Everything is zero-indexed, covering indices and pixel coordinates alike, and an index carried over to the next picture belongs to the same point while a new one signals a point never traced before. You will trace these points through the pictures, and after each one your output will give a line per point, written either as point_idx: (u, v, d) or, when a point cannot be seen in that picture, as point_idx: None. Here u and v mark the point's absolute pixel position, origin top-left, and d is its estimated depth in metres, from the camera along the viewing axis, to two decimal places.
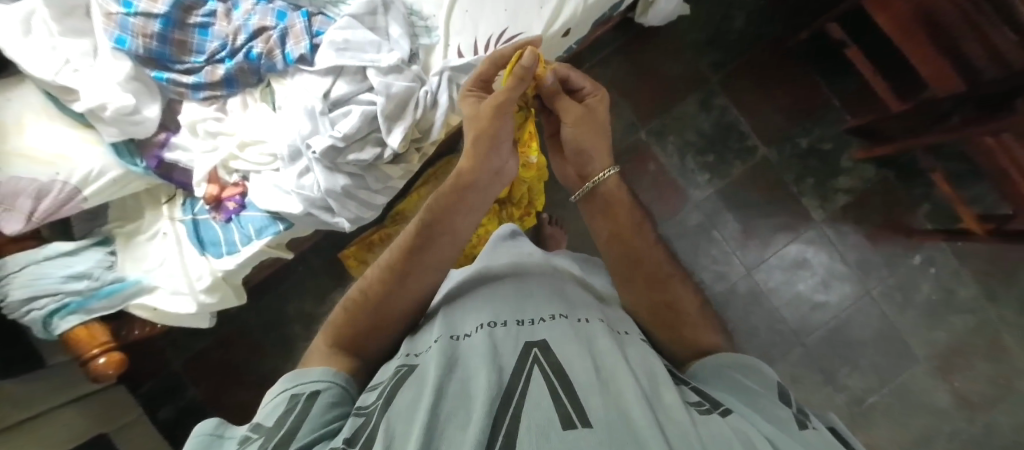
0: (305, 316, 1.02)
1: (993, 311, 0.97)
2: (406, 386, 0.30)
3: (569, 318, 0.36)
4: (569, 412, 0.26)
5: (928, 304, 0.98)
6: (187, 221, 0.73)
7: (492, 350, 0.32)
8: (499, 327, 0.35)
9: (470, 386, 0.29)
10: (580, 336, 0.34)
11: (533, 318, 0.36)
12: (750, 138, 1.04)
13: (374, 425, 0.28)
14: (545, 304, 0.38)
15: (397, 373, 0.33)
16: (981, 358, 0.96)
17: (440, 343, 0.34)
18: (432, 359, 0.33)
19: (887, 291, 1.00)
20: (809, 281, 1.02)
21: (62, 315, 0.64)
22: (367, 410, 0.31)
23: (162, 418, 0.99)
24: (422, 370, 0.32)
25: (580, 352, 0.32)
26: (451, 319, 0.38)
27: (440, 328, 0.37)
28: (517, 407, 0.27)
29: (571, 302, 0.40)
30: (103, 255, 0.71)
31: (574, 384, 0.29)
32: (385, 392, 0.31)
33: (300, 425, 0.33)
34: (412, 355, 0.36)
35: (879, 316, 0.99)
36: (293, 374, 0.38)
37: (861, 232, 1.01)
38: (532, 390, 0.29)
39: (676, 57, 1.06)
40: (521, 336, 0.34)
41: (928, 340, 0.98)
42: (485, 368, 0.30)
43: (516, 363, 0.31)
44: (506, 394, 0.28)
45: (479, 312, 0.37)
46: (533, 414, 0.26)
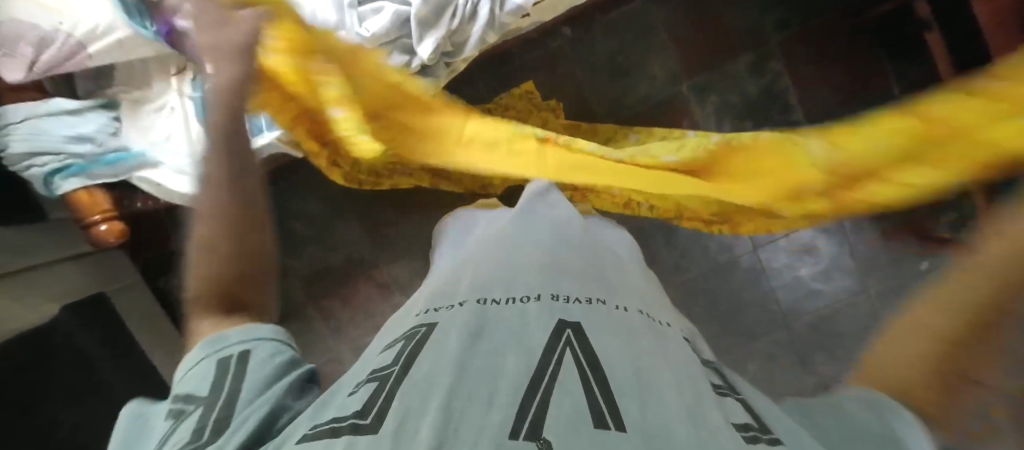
0: (309, 214, 1.02)
1: None
2: (430, 357, 0.33)
3: (606, 304, 0.40)
4: (603, 414, 0.27)
5: None
6: (195, 99, 0.69)
7: (521, 326, 0.36)
8: (534, 300, 0.39)
9: (497, 364, 0.32)
10: (613, 324, 0.37)
11: (567, 296, 0.40)
12: (795, 112, 0.98)
13: (388, 394, 0.31)
14: (582, 285, 0.42)
15: (418, 333, 0.37)
16: None
17: (469, 306, 0.38)
18: (461, 325, 0.36)
19: (885, 291, 1.00)
20: (809, 268, 1.02)
21: (64, 176, 0.63)
22: (381, 374, 0.34)
23: (160, 287, 1.03)
24: (446, 338, 0.35)
25: (615, 347, 0.34)
26: (484, 283, 0.42)
27: (470, 291, 0.41)
28: (545, 392, 0.28)
29: (608, 289, 0.43)
30: (107, 120, 0.68)
31: (607, 380, 0.30)
32: (405, 355, 0.35)
33: (237, 387, 0.35)
34: (435, 312, 0.41)
35: (869, 313, 1.01)
36: (209, 339, 0.38)
37: (877, 229, 1.00)
38: (563, 376, 0.30)
39: (739, 8, 0.96)
40: (556, 315, 0.37)
41: None
42: (513, 352, 0.32)
43: (548, 341, 0.33)
44: (535, 378, 0.30)
45: (513, 283, 0.41)
46: (561, 404, 0.27)
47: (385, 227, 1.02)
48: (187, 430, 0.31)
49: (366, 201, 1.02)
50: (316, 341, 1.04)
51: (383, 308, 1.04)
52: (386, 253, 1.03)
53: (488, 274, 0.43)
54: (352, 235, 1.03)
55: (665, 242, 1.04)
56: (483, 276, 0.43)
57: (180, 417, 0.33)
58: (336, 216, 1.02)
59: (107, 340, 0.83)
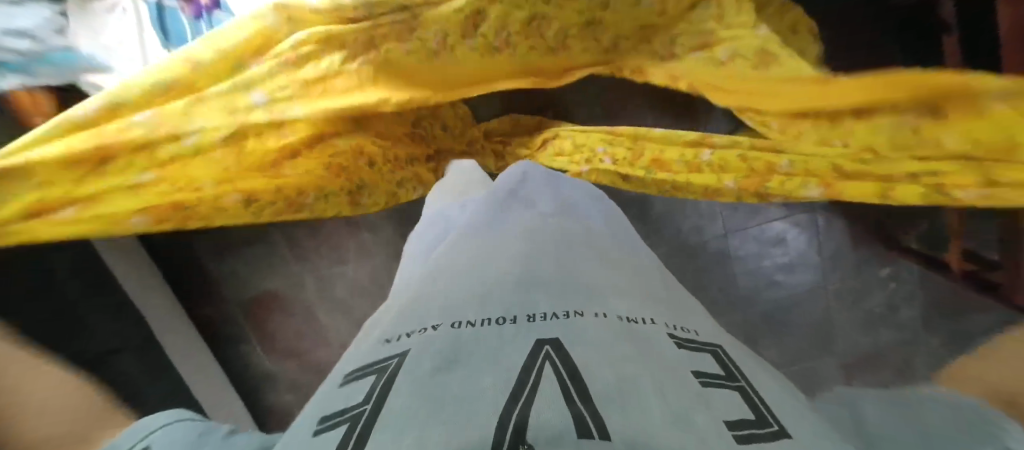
0: None
1: (923, 335, 1.02)
2: (388, 397, 0.25)
3: (585, 313, 0.32)
4: (587, 422, 0.20)
5: (870, 313, 1.04)
6: (150, 4, 0.70)
7: (492, 348, 0.28)
8: (507, 324, 0.31)
9: (467, 390, 0.24)
10: (598, 335, 0.29)
11: (541, 311, 0.32)
12: None
13: (339, 441, 0.23)
14: (560, 292, 0.35)
15: (388, 368, 0.28)
16: (888, 370, 1.04)
17: (437, 332, 0.30)
18: (429, 353, 0.28)
19: (841, 290, 1.04)
20: (775, 260, 1.04)
21: (3, 72, 0.63)
22: (336, 416, 0.25)
23: None
24: (408, 368, 0.27)
25: (601, 361, 0.26)
26: (450, 305, 0.34)
27: (436, 314, 0.33)
28: (517, 415, 0.21)
29: (587, 292, 0.36)
30: (51, 15, 0.67)
31: (588, 395, 0.23)
32: (376, 390, 0.26)
33: None
34: (397, 337, 0.32)
35: (822, 308, 1.05)
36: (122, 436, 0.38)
37: (848, 231, 1.01)
38: (542, 392, 0.23)
39: None
40: (531, 331, 0.29)
41: (855, 341, 1.06)
42: (488, 372, 0.25)
43: (524, 360, 0.26)
44: (510, 396, 0.23)
45: (480, 303, 0.33)
46: (538, 429, 0.20)
47: None
48: None
49: None
50: (282, 265, 1.07)
51: (351, 241, 1.05)
52: None
53: (456, 291, 0.36)
54: None
55: (638, 217, 1.03)
56: (449, 294, 0.35)
57: None
58: None
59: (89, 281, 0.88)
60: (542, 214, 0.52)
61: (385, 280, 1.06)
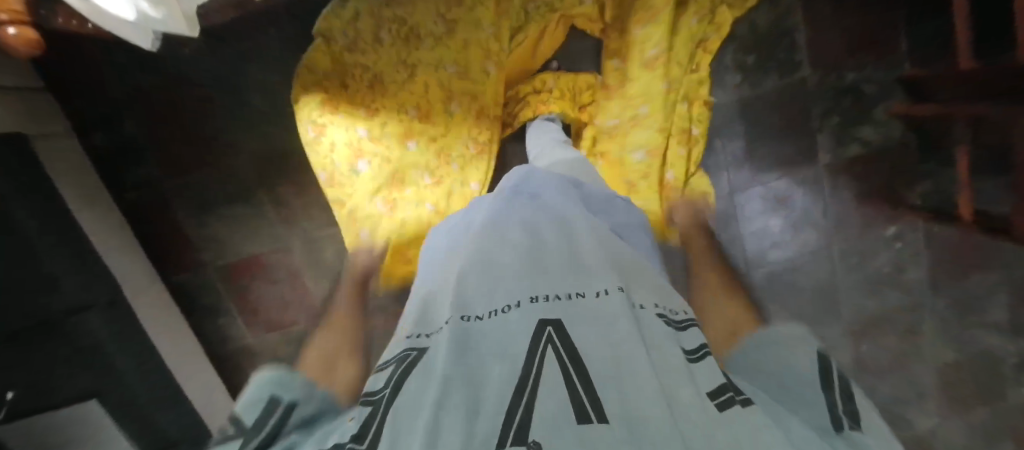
0: (267, 88, 0.92)
1: (929, 298, 1.03)
2: (423, 377, 0.32)
3: (584, 296, 0.36)
4: (586, 405, 0.27)
5: (875, 274, 1.04)
6: None
7: (503, 332, 0.33)
8: (513, 310, 0.34)
9: (483, 372, 0.31)
10: (597, 315, 0.34)
11: (545, 294, 0.36)
12: (799, 53, 0.93)
13: (379, 421, 0.30)
14: (567, 274, 0.38)
15: (408, 357, 0.35)
16: (894, 335, 1.05)
17: (450, 325, 0.34)
18: (441, 349, 0.33)
19: (846, 253, 1.02)
20: (780, 220, 1.01)
21: None
22: (374, 398, 0.34)
23: (97, 144, 0.94)
24: (426, 368, 0.33)
25: (593, 338, 0.32)
26: (461, 292, 0.38)
27: (448, 303, 0.37)
28: (526, 402, 0.27)
29: (586, 267, 0.39)
30: None
31: (589, 372, 0.29)
32: (396, 376, 0.34)
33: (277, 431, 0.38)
34: (423, 335, 0.38)
35: (827, 271, 1.04)
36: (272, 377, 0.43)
37: (855, 190, 0.98)
38: (545, 375, 0.29)
39: None
40: (537, 310, 0.34)
41: (859, 305, 1.06)
42: (497, 361, 0.31)
43: (530, 340, 0.31)
44: (521, 379, 0.29)
45: (492, 293, 0.37)
46: (547, 402, 0.27)
47: None
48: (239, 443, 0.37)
49: None
50: (264, 227, 1.00)
51: None
52: None
53: (463, 285, 0.38)
54: None
55: None
56: (460, 279, 0.39)
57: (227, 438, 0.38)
58: (294, 92, 0.93)
59: (61, 236, 0.81)
60: (543, 205, 0.49)
61: None
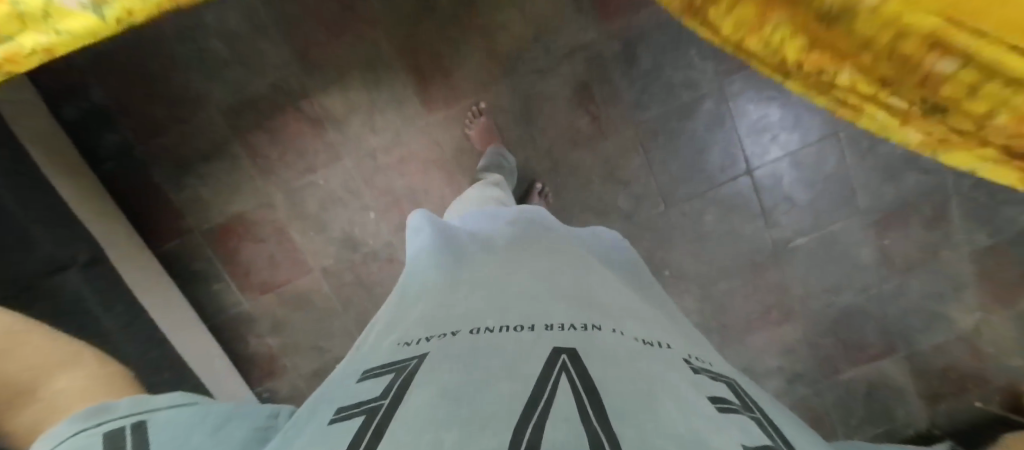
0: (227, 34, 0.91)
1: (953, 175, 0.96)
2: (449, 369, 0.36)
3: (600, 330, 0.42)
4: (599, 436, 0.27)
5: (891, 156, 0.96)
6: None
7: (517, 352, 0.38)
8: (527, 330, 0.41)
9: (493, 389, 0.33)
10: (612, 350, 0.38)
11: (559, 324, 0.42)
12: None
13: (377, 423, 0.32)
14: (579, 313, 0.45)
15: (411, 364, 0.39)
16: (919, 222, 0.99)
17: (464, 335, 0.41)
18: (454, 362, 0.37)
19: (855, 135, 0.96)
20: (779, 109, 0.95)
21: None
22: (367, 404, 0.35)
23: (68, 116, 0.93)
24: (438, 375, 0.35)
25: (609, 370, 0.35)
26: (485, 317, 0.44)
27: (465, 321, 0.44)
28: (541, 415, 0.29)
29: (600, 316, 0.46)
30: None
31: (602, 403, 0.30)
32: (395, 387, 0.36)
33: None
34: (445, 335, 0.43)
35: (837, 158, 0.97)
36: (94, 410, 0.39)
37: None
38: (559, 399, 0.31)
39: None
40: (555, 341, 0.39)
41: (878, 193, 0.98)
42: (511, 378, 0.34)
43: (545, 366, 0.35)
44: (532, 397, 0.31)
45: (506, 315, 0.44)
46: (559, 428, 0.27)
47: (311, 50, 0.92)
48: None
49: (289, 19, 0.91)
50: (245, 182, 0.98)
51: (316, 144, 0.96)
52: (316, 82, 0.93)
53: (479, 307, 0.46)
54: (276, 59, 0.92)
55: (623, 76, 0.95)
56: (482, 308, 0.46)
57: None
58: (257, 34, 0.91)
59: (46, 195, 0.80)
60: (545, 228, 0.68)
61: (359, 185, 0.98)
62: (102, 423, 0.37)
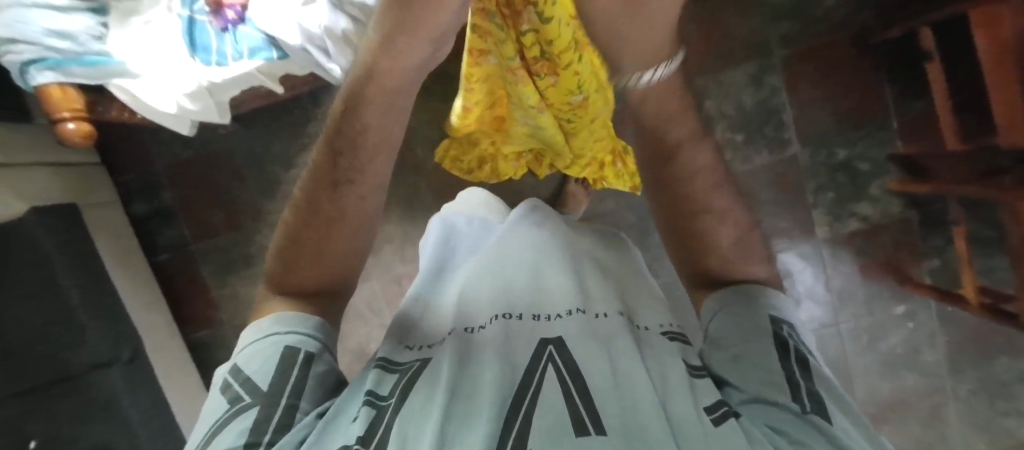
0: (289, 162, 1.02)
1: (951, 381, 0.98)
2: (442, 365, 0.40)
3: (586, 313, 0.43)
4: (583, 420, 0.32)
5: (889, 355, 0.99)
6: (183, 17, 0.69)
7: (509, 347, 0.40)
8: (513, 319, 0.44)
9: (479, 381, 0.37)
10: (594, 334, 0.41)
11: (545, 313, 0.44)
12: (788, 131, 0.93)
13: (387, 421, 0.35)
14: (564, 298, 0.45)
15: (412, 367, 0.42)
16: (915, 420, 1.00)
17: (457, 335, 0.44)
18: (446, 359, 0.40)
19: (856, 330, 0.99)
20: (785, 295, 0.99)
21: (39, 67, 0.63)
22: (380, 402, 0.38)
23: (136, 211, 1.06)
24: (434, 370, 0.39)
25: (590, 354, 0.38)
26: (463, 314, 0.47)
27: (456, 319, 0.47)
28: (527, 409, 0.34)
29: (588, 295, 0.47)
30: (94, 24, 0.67)
31: (588, 390, 0.35)
32: (400, 386, 0.39)
33: (295, 401, 0.39)
34: (426, 347, 0.45)
35: (837, 348, 1.00)
36: (278, 318, 0.44)
37: (858, 263, 0.97)
38: (546, 390, 0.35)
39: (748, 17, 0.91)
40: (538, 334, 0.41)
41: (875, 385, 1.00)
42: (496, 367, 0.38)
43: (532, 361, 0.38)
44: (521, 389, 0.36)
45: (490, 304, 0.47)
46: (544, 418, 0.33)
47: None
48: (240, 426, 0.37)
49: None
50: None
51: None
52: None
53: (480, 295, 0.48)
54: None
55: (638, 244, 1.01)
56: (467, 298, 0.49)
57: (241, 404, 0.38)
58: None
59: (86, 280, 0.88)
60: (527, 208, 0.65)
61: (382, 306, 1.06)
62: (280, 340, 0.42)
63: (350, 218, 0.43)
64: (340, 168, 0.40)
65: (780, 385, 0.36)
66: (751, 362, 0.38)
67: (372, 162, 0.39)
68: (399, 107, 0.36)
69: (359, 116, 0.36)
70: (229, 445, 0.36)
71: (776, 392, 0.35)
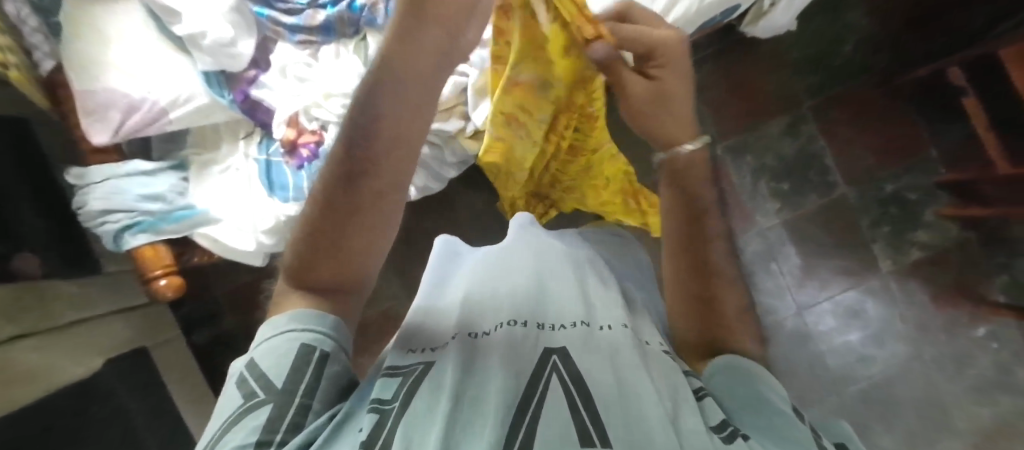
0: None
1: None
2: (447, 368, 0.32)
3: (590, 326, 0.36)
4: (589, 426, 0.26)
5: (982, 379, 0.95)
6: (261, 161, 0.71)
7: (509, 351, 0.33)
8: (519, 325, 0.36)
9: (481, 390, 0.29)
10: (600, 345, 0.33)
11: (551, 323, 0.36)
12: (831, 174, 0.96)
13: (391, 428, 0.28)
14: (570, 306, 0.38)
15: (415, 370, 0.34)
16: None
17: (459, 339, 0.36)
18: (451, 363, 0.32)
19: (942, 359, 0.96)
20: (861, 331, 0.97)
21: (133, 232, 0.65)
22: (385, 407, 0.30)
23: (198, 341, 1.05)
24: (438, 379, 0.31)
25: (600, 365, 0.31)
26: (467, 317, 0.39)
27: (458, 323, 0.38)
28: (530, 421, 0.27)
29: (595, 306, 0.38)
30: (178, 180, 0.70)
31: (592, 396, 0.28)
32: (405, 391, 0.31)
33: (309, 402, 0.32)
34: (428, 351, 0.37)
35: (927, 380, 0.96)
36: (296, 313, 0.35)
37: (928, 291, 0.96)
38: (550, 401, 0.28)
39: (772, 75, 0.96)
40: (541, 340, 0.34)
41: (976, 415, 0.94)
42: (501, 373, 0.30)
43: (535, 366, 0.31)
44: (521, 401, 0.28)
45: (498, 310, 0.38)
46: (550, 428, 0.26)
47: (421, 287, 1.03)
48: (241, 435, 0.29)
49: (404, 258, 1.03)
50: None
51: None
52: None
53: (483, 302, 0.40)
54: (388, 293, 1.03)
55: None
56: (469, 304, 0.40)
57: (250, 403, 0.31)
58: None
59: (156, 421, 0.85)
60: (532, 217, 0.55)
61: None
62: (295, 336, 0.33)
63: (370, 215, 0.34)
64: (357, 157, 0.33)
65: (794, 429, 0.28)
66: (754, 413, 0.30)
67: (390, 155, 0.33)
68: (416, 96, 0.33)
69: (373, 103, 0.32)
70: (239, 444, 0.28)
71: (784, 436, 0.27)
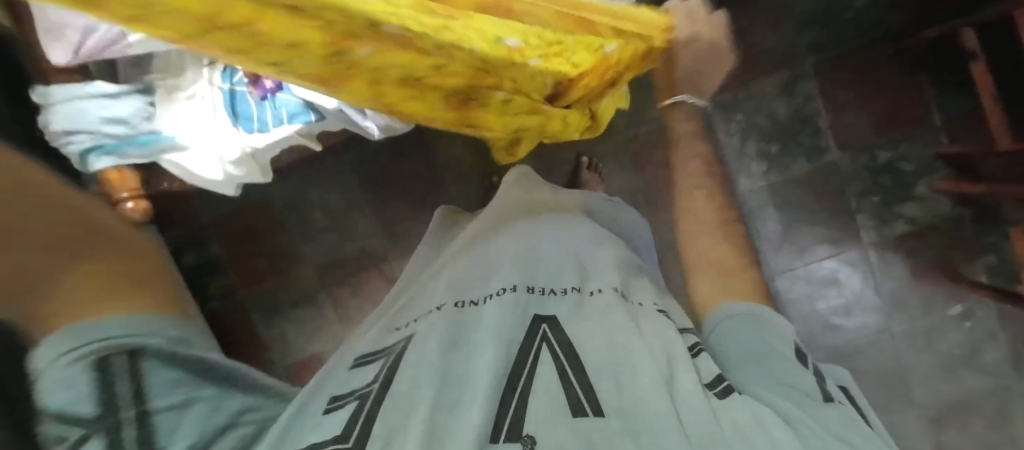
0: (328, 207, 1.05)
1: (1016, 380, 0.92)
2: (431, 339, 0.37)
3: (581, 292, 0.44)
4: (581, 399, 0.32)
5: (947, 356, 0.95)
6: (225, 91, 0.69)
7: (498, 321, 0.38)
8: (511, 293, 0.41)
9: (473, 365, 0.35)
10: (589, 313, 0.41)
11: (543, 286, 0.44)
12: (824, 139, 0.92)
13: (369, 409, 0.33)
14: (564, 274, 0.46)
15: (396, 349, 0.39)
16: (981, 420, 0.93)
17: (445, 310, 0.40)
18: (437, 332, 0.38)
19: (911, 333, 0.96)
20: (832, 301, 0.96)
21: (99, 154, 0.70)
22: (359, 392, 0.36)
23: None
24: (422, 352, 0.36)
25: (588, 333, 0.38)
26: (457, 282, 0.44)
27: (444, 292, 0.44)
28: (520, 395, 0.32)
29: (589, 272, 0.46)
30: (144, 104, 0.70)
31: (583, 366, 0.35)
32: (385, 371, 0.37)
33: (142, 409, 0.35)
34: (408, 323, 0.43)
35: (892, 353, 0.96)
36: (60, 336, 0.34)
37: (907, 265, 0.94)
38: (540, 373, 0.34)
39: (775, 28, 0.90)
40: (533, 308, 0.40)
41: (935, 389, 0.95)
42: (491, 347, 0.35)
43: (527, 336, 0.37)
44: (512, 375, 0.34)
45: (488, 280, 0.44)
46: (540, 403, 0.32)
47: (398, 226, 1.04)
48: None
49: (381, 197, 1.04)
50: (325, 329, 1.08)
51: None
52: (398, 249, 1.05)
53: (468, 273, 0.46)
54: (366, 230, 1.05)
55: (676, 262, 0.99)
56: (455, 274, 0.46)
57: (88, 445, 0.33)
58: (353, 209, 1.04)
59: None
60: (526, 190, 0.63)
61: None
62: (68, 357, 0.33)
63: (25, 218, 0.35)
64: None
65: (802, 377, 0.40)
66: (768, 362, 0.42)
67: None
68: None
69: None
70: None
71: (795, 380, 0.40)
